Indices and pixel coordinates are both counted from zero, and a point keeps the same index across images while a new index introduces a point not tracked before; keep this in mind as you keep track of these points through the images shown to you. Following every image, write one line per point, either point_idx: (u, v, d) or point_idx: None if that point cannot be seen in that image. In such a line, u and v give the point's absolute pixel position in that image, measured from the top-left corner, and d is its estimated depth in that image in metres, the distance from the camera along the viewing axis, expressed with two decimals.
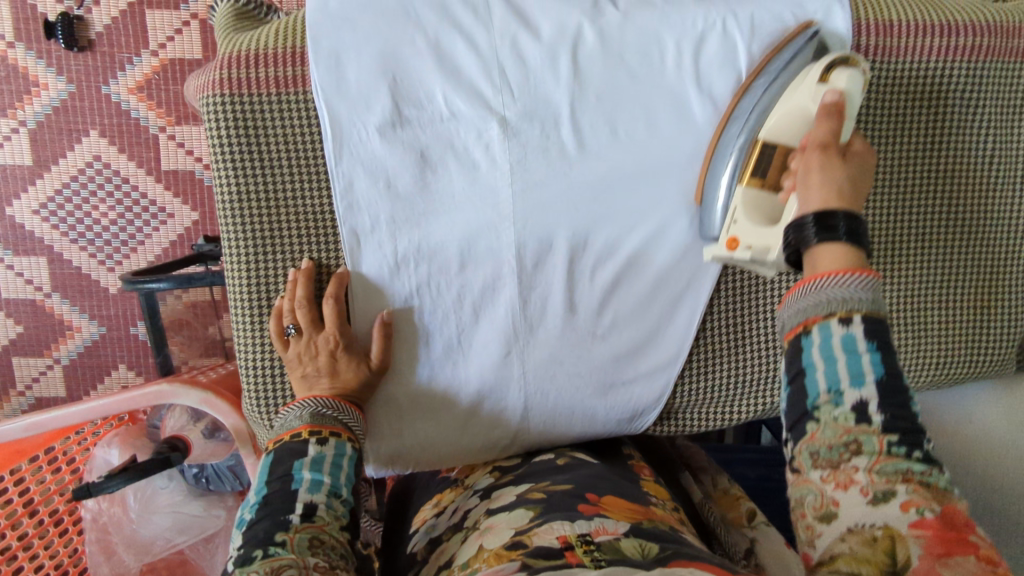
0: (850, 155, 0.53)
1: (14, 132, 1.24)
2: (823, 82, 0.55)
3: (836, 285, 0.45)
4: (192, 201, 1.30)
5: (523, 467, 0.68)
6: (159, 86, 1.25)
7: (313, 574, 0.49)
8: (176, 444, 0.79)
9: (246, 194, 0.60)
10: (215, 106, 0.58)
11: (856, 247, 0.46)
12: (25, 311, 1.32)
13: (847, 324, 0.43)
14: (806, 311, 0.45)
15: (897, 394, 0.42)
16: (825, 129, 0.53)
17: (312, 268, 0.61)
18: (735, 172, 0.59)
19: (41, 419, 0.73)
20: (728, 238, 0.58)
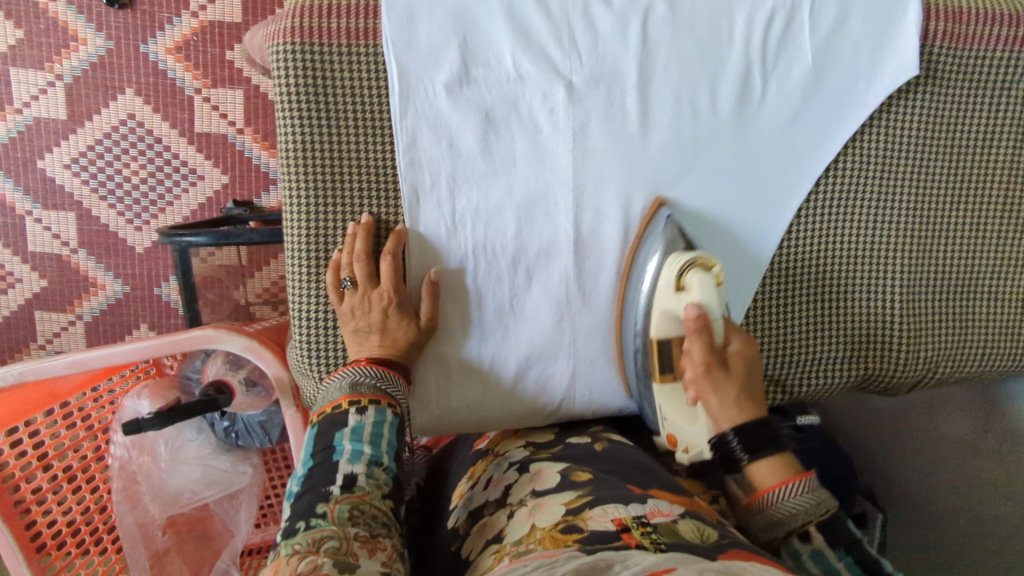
0: (735, 367, 0.57)
1: (50, 86, 1.22)
2: (681, 290, 0.58)
3: (782, 497, 0.53)
4: (224, 164, 1.28)
5: (559, 445, 0.69)
6: (197, 48, 1.23)
7: (355, 543, 0.49)
8: (221, 389, 0.83)
9: (310, 144, 0.60)
10: (284, 54, 0.58)
11: (774, 452, 0.55)
12: (50, 266, 1.30)
13: (808, 542, 0.52)
14: (767, 527, 0.54)
15: (874, 573, 0.49)
16: (699, 351, 0.56)
17: (371, 223, 0.62)
18: (646, 366, 0.63)
19: (85, 358, 0.73)
20: (669, 434, 0.62)
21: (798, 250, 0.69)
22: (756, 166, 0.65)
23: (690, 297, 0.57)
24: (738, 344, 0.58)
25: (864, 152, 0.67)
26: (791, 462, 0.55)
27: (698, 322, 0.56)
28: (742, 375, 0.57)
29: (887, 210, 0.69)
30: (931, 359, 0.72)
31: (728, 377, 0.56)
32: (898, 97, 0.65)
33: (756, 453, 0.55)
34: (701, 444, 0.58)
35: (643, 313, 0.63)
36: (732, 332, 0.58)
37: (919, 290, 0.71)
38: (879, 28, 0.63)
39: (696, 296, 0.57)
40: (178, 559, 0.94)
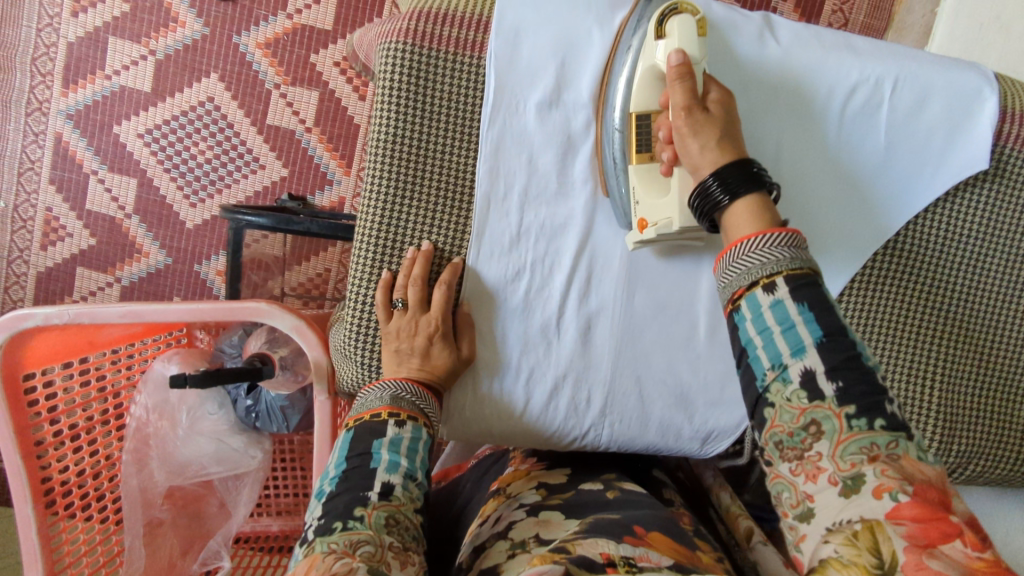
0: (714, 111, 0.55)
1: (142, 59, 1.28)
2: (660, 38, 0.56)
3: (750, 249, 0.49)
4: (286, 158, 1.32)
5: (570, 491, 0.65)
6: (286, 48, 1.29)
7: (388, 552, 0.49)
8: (265, 361, 0.85)
9: (400, 136, 0.64)
10: (392, 50, 0.63)
11: (753, 191, 0.51)
12: (102, 226, 1.33)
13: (771, 292, 0.47)
14: (737, 281, 0.50)
15: (840, 350, 0.45)
16: (679, 93, 0.54)
17: (431, 252, 0.66)
18: (622, 150, 0.61)
19: (141, 310, 0.75)
20: (639, 220, 0.62)
21: (846, 321, 0.69)
22: (818, 229, 0.67)
23: (670, 45, 0.55)
24: (717, 95, 0.56)
25: (924, 236, 0.68)
26: (771, 208, 0.51)
27: (682, 70, 0.54)
28: (722, 119, 0.55)
29: (939, 299, 0.69)
30: (965, 457, 0.71)
31: (712, 119, 0.54)
32: (964, 187, 0.67)
33: (738, 194, 0.51)
34: (669, 214, 0.58)
35: (623, 93, 0.60)
36: (710, 83, 0.56)
37: (962, 381, 0.71)
38: (956, 118, 0.66)
39: (674, 43, 0.55)
40: (170, 534, 0.91)
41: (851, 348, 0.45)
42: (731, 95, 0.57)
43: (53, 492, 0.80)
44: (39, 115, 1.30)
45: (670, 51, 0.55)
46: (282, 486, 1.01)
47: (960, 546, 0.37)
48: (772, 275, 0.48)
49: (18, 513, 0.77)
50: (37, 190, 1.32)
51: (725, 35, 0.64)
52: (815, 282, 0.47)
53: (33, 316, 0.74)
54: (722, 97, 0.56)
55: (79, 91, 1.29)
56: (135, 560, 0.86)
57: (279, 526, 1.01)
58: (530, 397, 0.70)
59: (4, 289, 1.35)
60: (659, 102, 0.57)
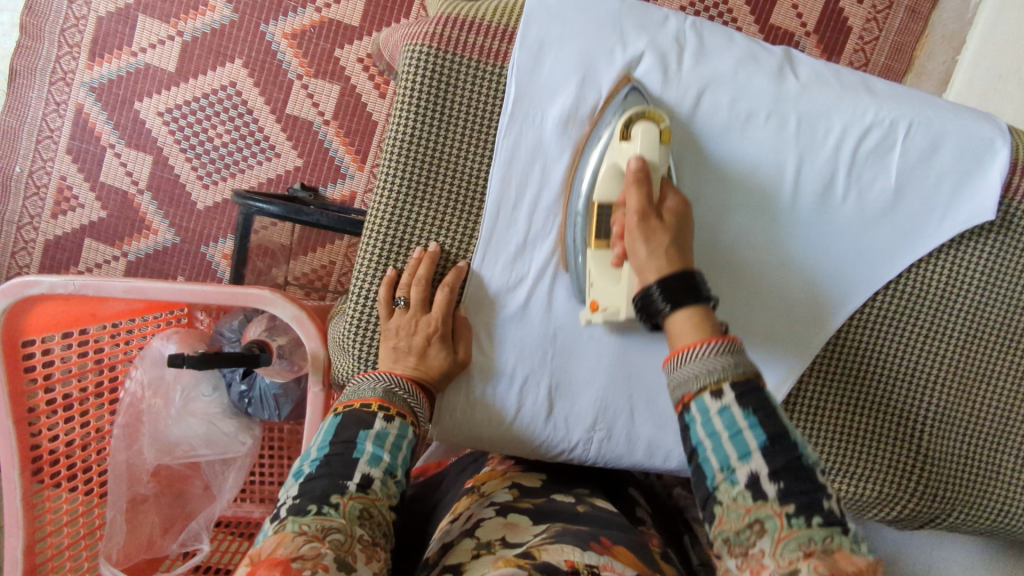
0: (668, 218, 0.60)
1: (169, 39, 1.30)
2: (625, 140, 0.61)
3: (696, 358, 0.52)
4: (302, 148, 1.33)
5: (543, 497, 0.66)
6: (312, 40, 1.30)
7: (357, 544, 0.50)
8: (264, 348, 0.85)
9: (417, 137, 0.65)
10: (417, 52, 0.64)
11: (694, 302, 0.56)
12: (114, 199, 1.35)
13: (718, 399, 0.51)
14: (682, 386, 0.53)
15: (783, 452, 0.48)
16: (636, 198, 0.59)
17: (437, 254, 0.66)
18: (583, 235, 0.64)
19: (145, 287, 0.75)
20: (591, 301, 0.65)
21: (840, 357, 0.70)
22: (819, 264, 0.68)
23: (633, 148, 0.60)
24: (672, 202, 0.61)
25: (926, 280, 0.68)
26: (712, 318, 0.55)
27: (639, 175, 0.59)
28: (674, 228, 0.60)
29: (937, 344, 0.70)
30: (951, 503, 0.71)
31: (663, 226, 0.59)
32: (969, 236, 0.68)
33: (679, 304, 0.56)
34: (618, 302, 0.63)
35: (584, 196, 0.64)
36: (667, 191, 0.61)
37: (953, 428, 0.71)
38: (966, 168, 0.66)
39: (637, 147, 0.59)
40: (152, 511, 0.91)
41: (791, 451, 0.48)
42: (686, 202, 0.62)
43: (41, 460, 0.80)
44: (63, 86, 1.31)
45: (631, 158, 0.59)
46: (268, 473, 1.01)
47: None
48: (717, 381, 0.51)
49: (3, 476, 0.77)
50: (53, 159, 1.33)
51: (744, 67, 0.65)
52: (756, 383, 0.51)
53: (39, 283, 0.74)
54: (677, 205, 0.61)
55: (104, 65, 1.30)
56: (113, 535, 0.86)
57: (261, 513, 1.01)
58: (521, 404, 0.71)
59: (11, 254, 1.36)
60: (619, 196, 0.61)
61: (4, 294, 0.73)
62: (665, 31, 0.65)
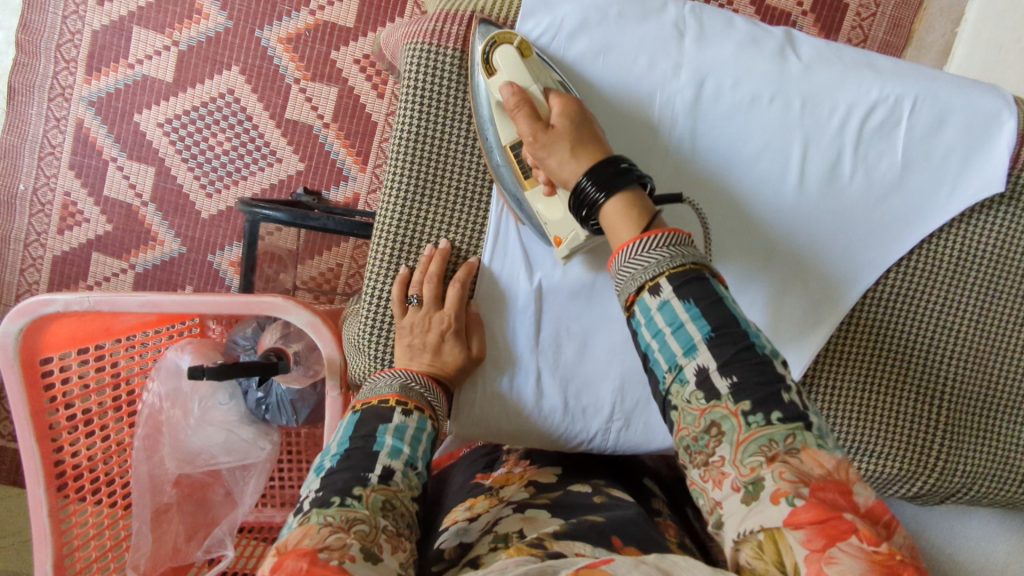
0: (560, 125, 0.59)
1: (165, 50, 1.30)
2: (491, 74, 0.61)
3: (632, 256, 0.54)
4: (303, 152, 1.34)
5: (559, 491, 0.66)
6: (308, 43, 1.30)
7: (382, 534, 0.50)
8: (281, 355, 0.88)
9: (422, 134, 0.65)
10: (417, 50, 0.64)
11: (623, 191, 0.57)
12: (119, 212, 1.35)
13: (656, 295, 0.52)
14: (625, 286, 0.55)
15: (727, 342, 0.49)
16: (525, 120, 0.59)
17: (448, 251, 0.67)
18: (513, 181, 0.65)
19: (160, 300, 0.76)
20: (555, 238, 0.65)
21: (854, 338, 0.70)
22: (831, 240, 0.68)
23: (502, 78, 0.61)
24: (562, 103, 0.60)
25: (936, 257, 0.69)
26: (643, 206, 0.56)
27: (519, 99, 0.59)
28: (572, 131, 0.59)
29: (950, 320, 0.70)
30: (969, 475, 0.72)
31: (556, 134, 0.59)
32: (978, 210, 0.68)
33: (611, 192, 0.57)
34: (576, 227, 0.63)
35: (489, 124, 0.64)
36: (550, 97, 0.60)
37: (971, 401, 0.71)
38: (972, 142, 0.66)
39: (504, 75, 0.61)
40: (176, 520, 0.92)
41: (739, 340, 0.48)
42: (575, 102, 0.61)
43: (65, 474, 0.81)
44: (61, 101, 1.31)
45: (502, 85, 0.60)
46: (287, 477, 1.02)
47: (858, 543, 0.39)
48: (655, 278, 0.52)
49: (30, 493, 0.78)
50: (57, 175, 1.34)
51: (746, 51, 0.65)
52: (695, 271, 0.52)
53: (54, 301, 0.74)
54: (564, 109, 0.60)
55: (101, 78, 1.31)
56: (141, 545, 0.88)
57: (283, 517, 1.01)
58: (540, 394, 0.72)
59: (20, 271, 1.36)
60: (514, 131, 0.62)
61: (22, 313, 0.74)
62: (665, 19, 0.65)
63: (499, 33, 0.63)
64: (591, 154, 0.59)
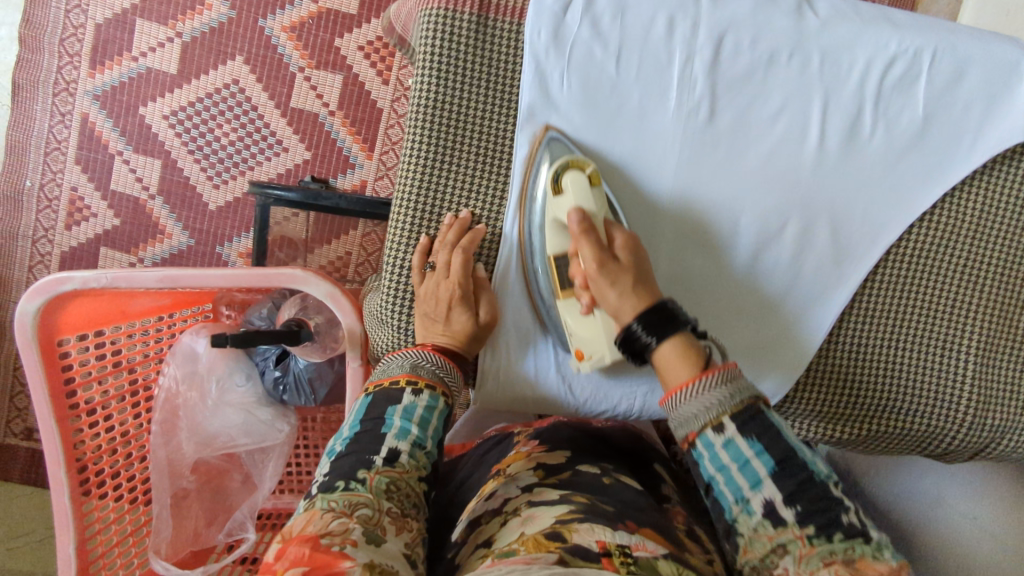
0: (623, 258, 0.62)
1: (169, 41, 1.29)
2: (558, 194, 0.64)
3: (692, 396, 0.55)
4: (309, 140, 1.33)
5: (568, 472, 0.65)
6: (311, 31, 1.30)
7: (386, 517, 0.50)
8: (302, 325, 0.84)
9: (441, 101, 0.65)
10: (432, 17, 0.64)
11: (677, 332, 0.59)
12: (126, 206, 1.35)
13: (721, 433, 0.53)
14: (691, 419, 0.55)
15: (790, 475, 0.51)
16: (588, 250, 0.61)
17: (469, 220, 0.67)
18: (548, 287, 0.68)
19: (178, 275, 0.75)
20: (575, 351, 0.67)
21: (879, 294, 0.70)
22: (854, 198, 0.68)
23: (571, 202, 0.63)
24: (621, 239, 0.63)
25: (961, 210, 0.68)
26: (696, 345, 0.58)
27: (583, 227, 0.62)
28: (634, 266, 0.62)
29: (975, 274, 0.69)
30: (1002, 433, 0.70)
31: (623, 268, 0.62)
32: (1000, 161, 0.67)
33: (664, 336, 0.59)
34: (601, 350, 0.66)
35: (537, 233, 0.67)
36: (612, 230, 0.63)
37: (997, 356, 0.70)
38: (993, 92, 0.66)
39: (570, 198, 0.63)
40: (195, 506, 0.91)
41: (799, 474, 0.51)
42: (634, 237, 0.64)
43: (86, 458, 0.81)
44: (66, 96, 1.31)
45: (569, 210, 0.62)
46: (305, 463, 1.02)
47: None
48: (718, 418, 0.54)
49: (50, 476, 0.78)
50: (63, 170, 1.33)
51: (765, 7, 0.65)
52: (756, 410, 0.53)
53: (71, 280, 0.74)
54: (626, 242, 0.63)
55: (106, 72, 1.30)
56: (162, 530, 0.87)
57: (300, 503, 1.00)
58: (563, 364, 0.72)
59: (29, 268, 1.36)
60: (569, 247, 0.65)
61: (38, 293, 0.73)
62: None
63: (566, 155, 0.65)
64: (648, 294, 0.61)
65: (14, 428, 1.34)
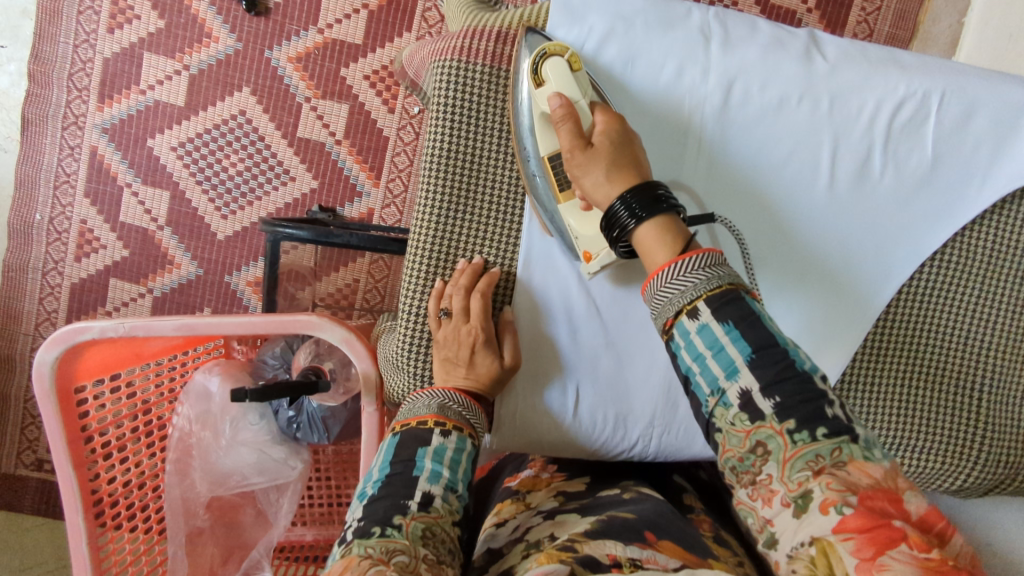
0: (600, 143, 0.59)
1: (176, 74, 1.30)
2: (539, 86, 0.61)
3: (670, 278, 0.53)
4: (316, 169, 1.34)
5: (589, 498, 0.66)
6: (317, 62, 1.31)
7: (423, 563, 0.49)
8: (319, 374, 0.87)
9: (454, 151, 0.66)
10: (447, 68, 0.65)
11: (659, 215, 0.56)
12: (135, 237, 1.35)
13: (695, 319, 0.52)
14: (661, 310, 0.54)
15: (766, 365, 0.48)
16: (567, 134, 0.59)
17: (481, 266, 0.68)
18: (547, 192, 0.65)
19: (194, 323, 0.75)
20: (584, 252, 0.65)
21: (892, 334, 0.70)
22: (866, 238, 0.68)
23: (549, 89, 0.60)
24: (604, 122, 0.60)
25: (972, 249, 0.69)
26: (678, 228, 0.55)
27: (565, 112, 0.59)
28: (610, 151, 0.59)
29: (988, 312, 0.70)
30: (1014, 468, 0.71)
31: (595, 153, 0.59)
32: (1010, 200, 0.68)
33: (644, 218, 0.56)
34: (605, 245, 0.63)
35: (528, 133, 0.64)
36: (596, 113, 0.61)
37: (1011, 393, 0.71)
38: (1002, 133, 0.67)
39: (551, 86, 0.60)
40: (210, 543, 0.92)
41: (781, 360, 0.48)
42: (618, 118, 0.61)
43: (102, 502, 0.81)
44: (75, 130, 1.32)
45: (551, 96, 0.60)
46: (317, 496, 1.02)
47: (907, 550, 0.38)
48: (694, 302, 0.52)
49: (69, 524, 0.78)
50: (73, 203, 1.34)
51: (773, 51, 0.65)
52: (733, 295, 0.51)
53: (90, 329, 0.74)
54: (608, 123, 0.60)
55: (114, 105, 1.31)
56: (178, 569, 0.88)
57: (313, 536, 1.01)
58: (578, 405, 0.71)
59: (39, 300, 1.36)
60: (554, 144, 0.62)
61: (58, 342, 0.74)
62: (691, 24, 0.66)
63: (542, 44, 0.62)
64: (627, 178, 0.58)
65: (24, 459, 1.34)
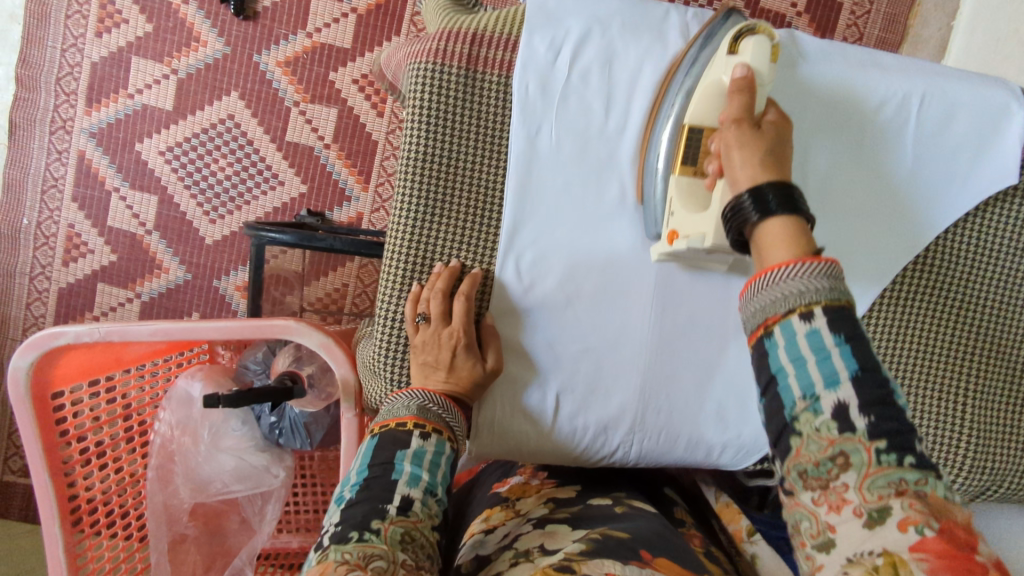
0: (767, 130, 0.54)
1: (164, 78, 1.30)
2: (733, 54, 0.56)
3: (783, 278, 0.45)
4: (305, 174, 1.34)
5: (578, 506, 0.65)
6: (307, 66, 1.30)
7: (401, 569, 0.49)
8: (296, 379, 0.86)
9: (431, 154, 0.65)
10: (423, 71, 0.64)
11: (791, 214, 0.48)
12: (123, 242, 1.35)
13: (809, 321, 0.44)
14: (765, 309, 0.46)
15: (874, 385, 0.42)
16: (738, 103, 0.54)
17: (458, 268, 0.67)
18: (669, 158, 0.61)
19: (170, 329, 0.75)
20: (671, 231, 0.62)
21: (875, 338, 0.69)
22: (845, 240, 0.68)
23: (739, 60, 0.55)
24: (775, 117, 0.55)
25: (953, 252, 0.68)
26: (808, 231, 0.47)
27: (743, 83, 0.54)
28: (771, 143, 0.53)
29: (968, 316, 0.69)
30: (997, 475, 0.70)
31: (760, 134, 0.53)
32: (992, 203, 0.68)
33: (771, 213, 0.48)
34: (702, 228, 0.58)
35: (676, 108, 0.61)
36: (770, 107, 0.56)
37: (993, 399, 0.70)
38: (982, 134, 0.66)
39: (743, 60, 0.55)
40: (192, 551, 0.91)
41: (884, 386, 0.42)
42: (787, 121, 0.56)
43: (79, 509, 0.80)
44: (63, 134, 1.32)
45: (733, 66, 0.55)
46: (303, 503, 1.01)
47: None
48: (808, 308, 0.44)
49: (45, 532, 0.77)
50: (60, 208, 1.34)
51: None
52: (850, 316, 0.44)
53: (64, 334, 0.74)
54: (779, 118, 0.56)
55: (102, 109, 1.31)
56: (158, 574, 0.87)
57: (299, 543, 0.99)
58: (558, 410, 0.71)
59: (26, 305, 1.36)
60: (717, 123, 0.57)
61: (32, 347, 0.73)
62: (669, 28, 0.66)
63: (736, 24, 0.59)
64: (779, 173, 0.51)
65: (11, 466, 1.33)
